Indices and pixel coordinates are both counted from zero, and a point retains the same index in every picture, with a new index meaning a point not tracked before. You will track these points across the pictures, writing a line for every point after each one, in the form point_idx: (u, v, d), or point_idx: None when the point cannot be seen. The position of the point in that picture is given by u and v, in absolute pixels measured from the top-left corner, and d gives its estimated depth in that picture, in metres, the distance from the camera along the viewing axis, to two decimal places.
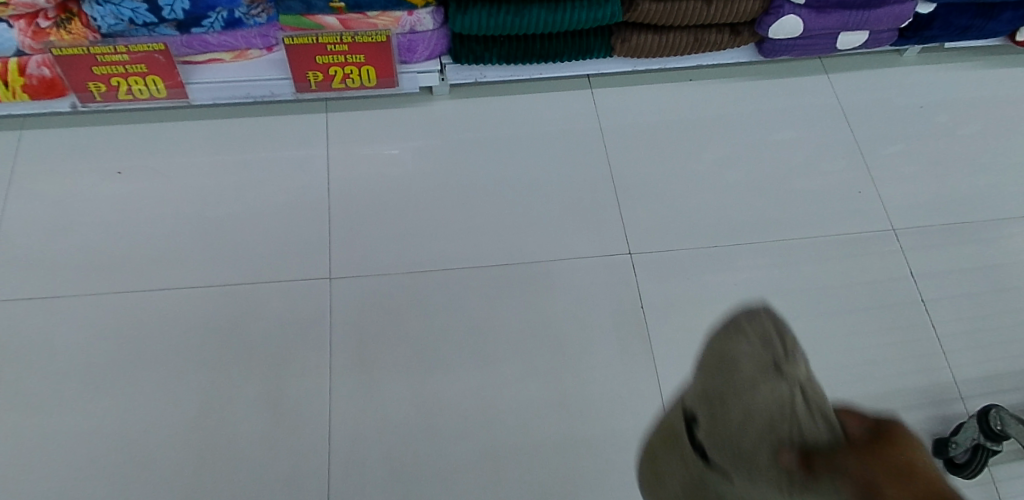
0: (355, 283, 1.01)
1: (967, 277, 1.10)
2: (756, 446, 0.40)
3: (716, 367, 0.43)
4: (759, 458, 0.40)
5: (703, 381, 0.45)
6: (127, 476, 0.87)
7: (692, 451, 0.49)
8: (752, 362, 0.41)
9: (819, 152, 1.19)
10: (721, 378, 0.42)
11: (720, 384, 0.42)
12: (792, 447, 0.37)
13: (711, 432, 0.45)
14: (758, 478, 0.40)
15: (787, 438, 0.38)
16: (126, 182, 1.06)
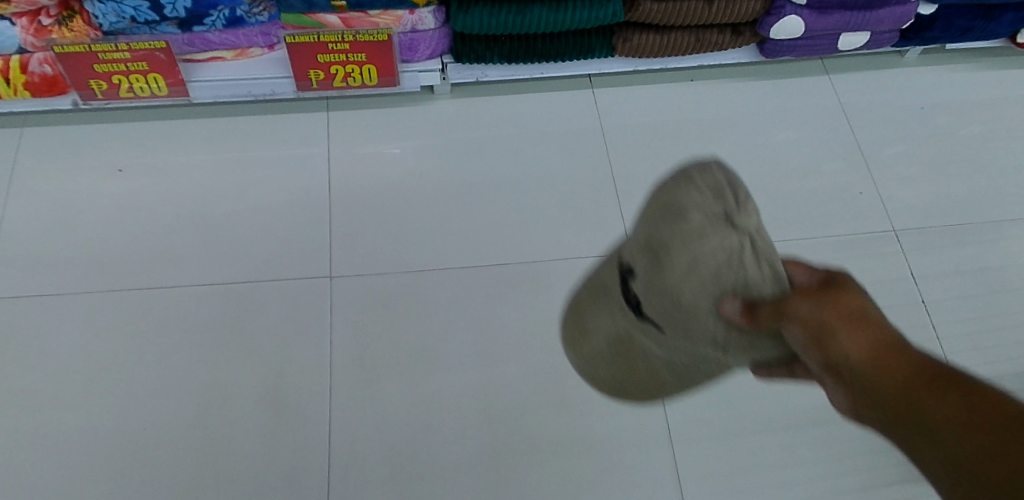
0: (356, 282, 1.01)
1: (968, 279, 1.10)
2: (698, 294, 0.46)
3: (664, 214, 0.46)
4: (702, 303, 0.46)
5: (650, 226, 0.48)
6: (128, 474, 0.87)
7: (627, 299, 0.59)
8: (700, 212, 0.44)
9: (819, 153, 1.19)
10: (666, 231, 0.46)
11: (665, 239, 0.46)
12: (736, 295, 0.45)
13: (651, 277, 0.50)
14: (694, 318, 0.48)
15: (734, 288, 0.45)
16: (128, 180, 1.06)
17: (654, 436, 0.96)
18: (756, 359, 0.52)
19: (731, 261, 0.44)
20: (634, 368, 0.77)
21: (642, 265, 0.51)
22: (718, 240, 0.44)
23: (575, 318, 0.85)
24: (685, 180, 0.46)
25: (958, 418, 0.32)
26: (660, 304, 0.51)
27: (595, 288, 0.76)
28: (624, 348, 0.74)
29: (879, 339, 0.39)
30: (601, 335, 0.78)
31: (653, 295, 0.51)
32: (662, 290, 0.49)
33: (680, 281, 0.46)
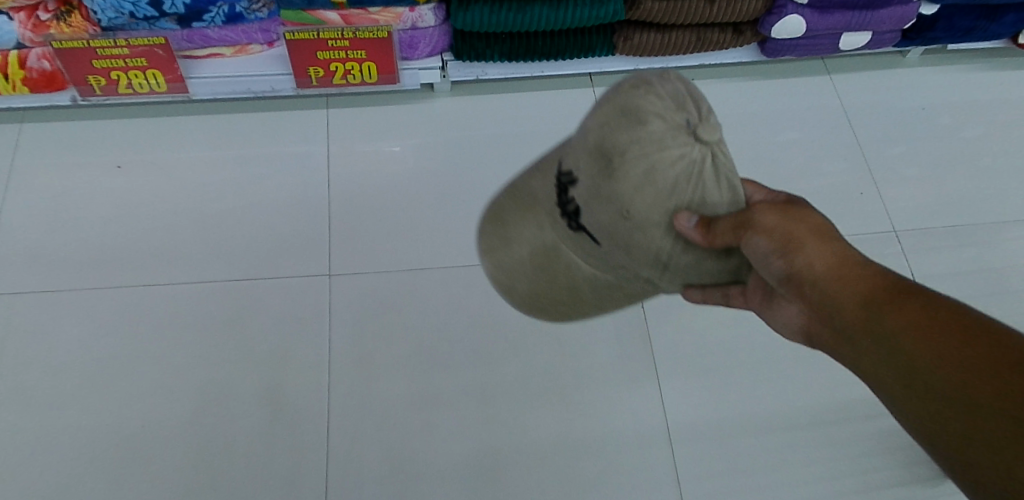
0: (355, 280, 1.01)
1: (969, 281, 1.09)
2: (652, 202, 0.57)
3: (627, 123, 0.57)
4: (656, 208, 0.57)
5: (612, 133, 0.58)
6: (125, 471, 0.87)
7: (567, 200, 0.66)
8: (662, 125, 0.56)
9: (820, 153, 1.19)
10: (627, 138, 0.57)
11: (628, 147, 0.57)
12: (688, 207, 0.56)
13: (603, 184, 0.59)
14: (644, 224, 0.58)
15: (690, 198, 0.56)
16: (126, 176, 1.05)
17: (652, 438, 0.97)
18: (688, 273, 0.62)
19: (691, 171, 0.56)
20: (556, 283, 0.80)
21: (598, 175, 0.60)
22: (680, 150, 0.55)
23: (494, 240, 0.87)
24: (650, 98, 0.58)
25: (917, 312, 0.40)
26: (612, 210, 0.59)
27: (529, 203, 0.78)
28: (552, 267, 0.79)
29: (829, 252, 0.48)
30: (526, 256, 0.81)
31: (606, 199, 0.59)
32: (617, 195, 0.58)
33: (642, 182, 0.56)
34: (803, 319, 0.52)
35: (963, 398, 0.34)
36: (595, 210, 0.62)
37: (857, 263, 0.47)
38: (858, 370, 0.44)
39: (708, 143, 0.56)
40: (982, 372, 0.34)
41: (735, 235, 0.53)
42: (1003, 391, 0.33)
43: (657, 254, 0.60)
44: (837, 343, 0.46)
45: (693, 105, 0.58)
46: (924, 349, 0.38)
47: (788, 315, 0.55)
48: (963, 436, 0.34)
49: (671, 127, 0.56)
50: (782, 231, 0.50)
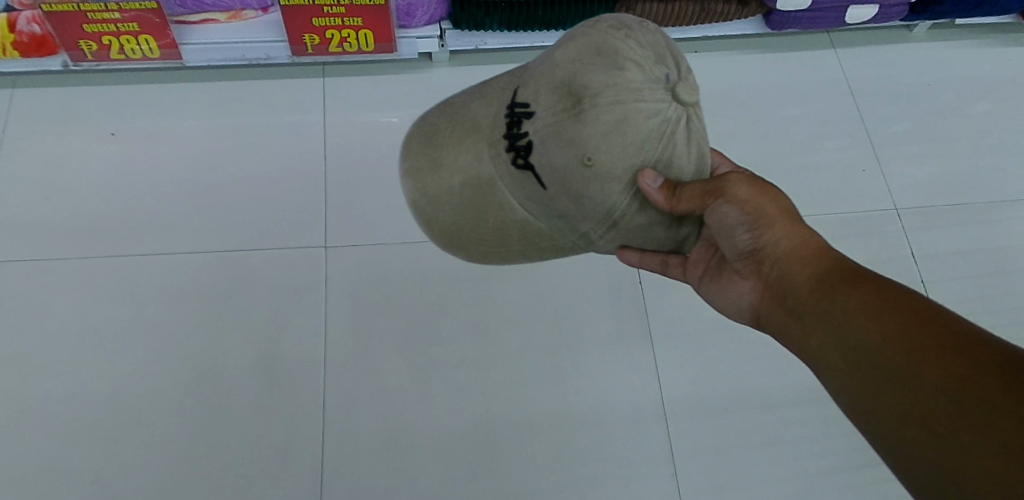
0: (351, 251, 1.00)
1: (969, 259, 1.09)
2: (620, 156, 0.46)
3: (603, 62, 0.47)
4: (620, 166, 0.47)
5: (583, 68, 0.47)
6: (121, 439, 0.88)
7: (510, 138, 0.51)
8: (642, 74, 0.46)
9: (822, 129, 1.17)
10: (604, 79, 0.46)
11: (598, 88, 0.46)
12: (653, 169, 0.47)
13: (562, 127, 0.47)
14: (605, 182, 0.47)
15: (657, 158, 0.47)
16: (120, 144, 1.04)
17: (648, 413, 0.97)
18: (630, 238, 0.54)
19: (664, 129, 0.47)
20: (469, 239, 0.61)
21: (549, 113, 0.48)
22: (655, 103, 0.46)
23: (415, 163, 0.60)
24: (624, 42, 0.48)
25: (874, 297, 0.44)
26: (564, 156, 0.47)
27: (454, 127, 0.58)
28: (475, 209, 0.57)
29: (796, 238, 0.51)
30: (454, 188, 0.57)
31: (556, 143, 0.48)
32: (574, 141, 0.46)
33: (607, 132, 0.45)
34: (755, 297, 0.55)
35: (920, 369, 0.39)
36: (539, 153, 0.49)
37: (822, 250, 0.50)
38: (806, 350, 0.48)
39: (687, 101, 0.47)
40: (942, 350, 0.38)
41: (700, 201, 0.48)
42: (939, 370, 0.38)
43: (606, 217, 0.51)
44: (790, 324, 0.50)
45: (670, 59, 0.49)
46: (873, 331, 0.42)
47: (737, 294, 0.56)
48: (897, 407, 0.39)
49: (648, 75, 0.47)
50: (753, 206, 0.51)
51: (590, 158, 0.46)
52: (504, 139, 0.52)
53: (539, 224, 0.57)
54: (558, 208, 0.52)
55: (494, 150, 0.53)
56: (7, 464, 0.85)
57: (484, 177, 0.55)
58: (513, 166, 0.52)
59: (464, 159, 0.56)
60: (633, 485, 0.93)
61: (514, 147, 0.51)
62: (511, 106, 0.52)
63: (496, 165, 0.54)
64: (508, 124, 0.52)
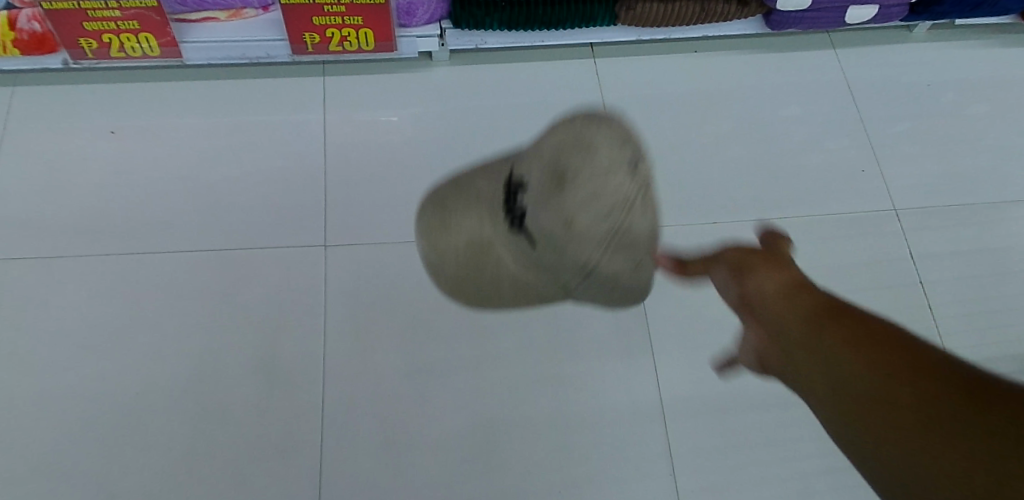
0: (350, 250, 1.00)
1: (968, 260, 1.10)
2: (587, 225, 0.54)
3: (577, 148, 0.55)
4: (589, 233, 0.54)
5: (563, 151, 0.56)
6: (120, 438, 0.88)
7: (509, 209, 0.62)
8: (608, 157, 0.54)
9: (822, 130, 1.17)
10: (578, 162, 0.54)
11: (573, 169, 0.54)
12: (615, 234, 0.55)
13: (545, 200, 0.56)
14: (578, 243, 0.56)
15: (619, 225, 0.54)
16: (120, 143, 1.04)
17: (647, 414, 0.97)
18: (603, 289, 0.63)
19: (625, 203, 0.54)
20: (473, 287, 0.73)
21: (536, 186, 0.59)
22: (617, 182, 0.53)
23: (429, 223, 0.74)
24: (599, 128, 0.57)
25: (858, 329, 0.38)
26: (546, 223, 0.57)
27: (462, 195, 0.71)
28: (478, 261, 0.68)
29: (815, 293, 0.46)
30: (460, 246, 0.69)
31: (540, 212, 0.57)
32: (554, 211, 0.55)
33: (579, 206, 0.53)
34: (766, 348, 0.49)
35: (891, 394, 0.32)
36: (529, 219, 0.59)
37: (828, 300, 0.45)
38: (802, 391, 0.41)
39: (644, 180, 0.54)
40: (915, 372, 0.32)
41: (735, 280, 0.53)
42: (920, 390, 0.31)
43: (579, 271, 0.59)
44: (789, 366, 0.44)
45: (633, 144, 0.56)
46: (852, 361, 0.36)
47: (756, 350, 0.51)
48: (880, 431, 0.32)
49: (613, 157, 0.54)
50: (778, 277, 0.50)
51: (565, 225, 0.55)
52: (504, 207, 0.63)
53: (530, 275, 0.66)
54: (544, 265, 0.61)
55: (493, 216, 0.64)
56: (6, 462, 0.86)
57: (484, 238, 0.66)
58: (510, 228, 0.62)
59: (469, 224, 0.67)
60: (631, 485, 0.93)
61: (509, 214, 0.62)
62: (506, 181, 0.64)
63: (494, 226, 0.64)
64: (506, 195, 0.63)
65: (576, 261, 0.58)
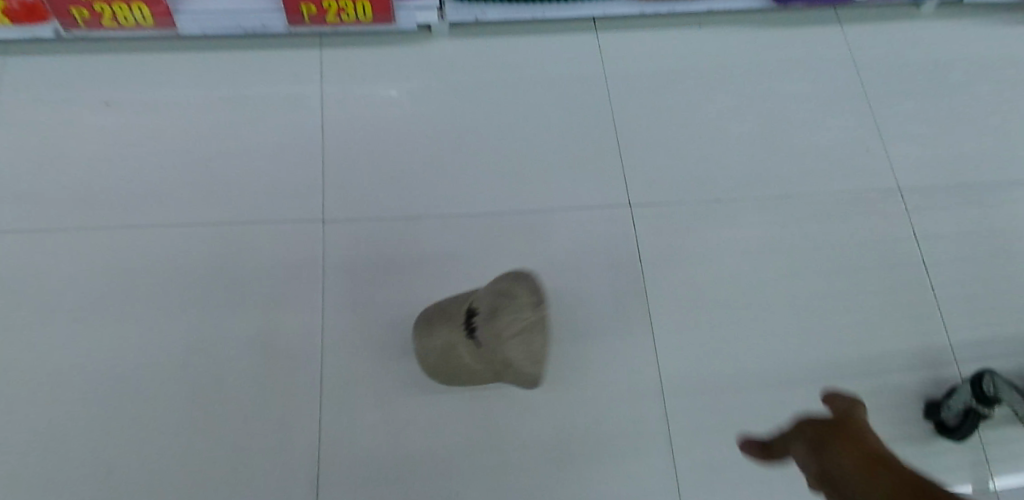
0: (348, 225, 0.99)
1: (969, 241, 1.10)
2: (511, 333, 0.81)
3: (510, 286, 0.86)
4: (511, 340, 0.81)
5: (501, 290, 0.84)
6: (117, 411, 0.88)
7: (462, 325, 0.87)
8: (528, 292, 0.83)
9: (825, 107, 1.18)
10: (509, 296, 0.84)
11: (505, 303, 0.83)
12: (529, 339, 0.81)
13: (488, 321, 0.83)
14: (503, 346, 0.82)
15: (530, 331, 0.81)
16: (116, 115, 1.03)
17: (647, 391, 0.97)
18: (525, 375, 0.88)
19: (535, 323, 0.81)
20: (443, 371, 0.91)
21: (484, 310, 0.85)
22: (531, 311, 0.81)
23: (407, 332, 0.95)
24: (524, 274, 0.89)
25: None
26: (487, 339, 0.83)
27: (433, 309, 0.94)
28: (444, 360, 0.89)
29: None
30: (429, 346, 0.90)
31: (484, 331, 0.83)
32: (491, 331, 0.82)
33: (506, 328, 0.81)
34: None
35: None
36: (478, 332, 0.84)
37: None
38: None
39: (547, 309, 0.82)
40: None
41: None
42: None
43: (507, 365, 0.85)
44: None
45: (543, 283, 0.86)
46: None
47: None
48: None
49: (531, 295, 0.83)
50: None
51: (497, 338, 0.81)
52: (460, 321, 0.88)
53: (476, 368, 0.88)
54: (489, 360, 0.85)
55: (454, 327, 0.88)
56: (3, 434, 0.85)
57: (451, 341, 0.87)
58: (464, 336, 0.86)
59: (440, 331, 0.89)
60: (630, 463, 0.93)
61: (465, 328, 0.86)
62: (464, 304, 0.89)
63: (454, 335, 0.87)
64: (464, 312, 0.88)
65: (506, 361, 0.83)
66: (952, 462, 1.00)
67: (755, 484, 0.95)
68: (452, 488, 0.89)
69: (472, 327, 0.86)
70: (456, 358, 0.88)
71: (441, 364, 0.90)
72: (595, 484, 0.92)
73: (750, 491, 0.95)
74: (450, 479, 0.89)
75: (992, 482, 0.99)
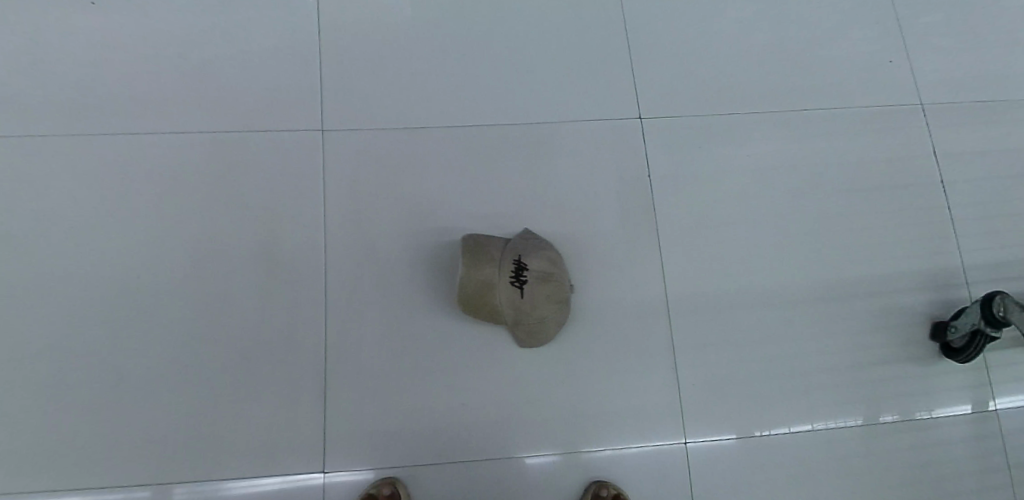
0: (348, 137, 0.98)
1: (988, 161, 1.07)
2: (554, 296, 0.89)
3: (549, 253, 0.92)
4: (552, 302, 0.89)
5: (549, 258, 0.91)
6: (128, 316, 0.91)
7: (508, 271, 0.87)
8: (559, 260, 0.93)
9: (848, 16, 1.12)
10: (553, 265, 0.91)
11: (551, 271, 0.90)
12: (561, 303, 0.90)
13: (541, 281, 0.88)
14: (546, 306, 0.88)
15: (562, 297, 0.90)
16: (101, 16, 0.99)
17: (650, 307, 0.98)
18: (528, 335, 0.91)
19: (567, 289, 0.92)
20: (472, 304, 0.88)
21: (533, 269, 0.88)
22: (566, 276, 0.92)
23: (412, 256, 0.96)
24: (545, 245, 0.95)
25: None
26: (535, 294, 0.87)
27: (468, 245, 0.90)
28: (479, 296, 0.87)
29: None
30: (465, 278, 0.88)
31: (535, 287, 0.87)
32: (541, 291, 0.87)
33: (554, 293, 0.88)
34: None
35: None
36: (529, 287, 0.87)
37: None
38: None
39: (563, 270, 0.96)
40: None
41: None
42: None
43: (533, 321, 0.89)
44: None
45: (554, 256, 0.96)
46: None
47: None
48: None
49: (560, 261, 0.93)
50: None
51: (543, 300, 0.88)
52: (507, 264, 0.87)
53: (500, 316, 0.89)
54: (523, 316, 0.88)
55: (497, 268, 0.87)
56: (21, 335, 0.89)
57: (495, 284, 0.86)
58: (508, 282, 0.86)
59: (485, 269, 0.87)
60: (631, 376, 0.95)
61: (514, 276, 0.86)
62: (510, 251, 0.89)
63: (501, 277, 0.86)
64: (514, 260, 0.88)
65: (540, 318, 0.89)
66: (954, 381, 1.00)
67: (754, 399, 0.96)
68: (456, 399, 0.92)
69: (521, 280, 0.87)
70: (489, 300, 0.87)
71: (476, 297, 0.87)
72: (594, 397, 0.94)
73: (748, 406, 0.96)
74: (453, 390, 0.92)
75: (993, 402, 0.99)
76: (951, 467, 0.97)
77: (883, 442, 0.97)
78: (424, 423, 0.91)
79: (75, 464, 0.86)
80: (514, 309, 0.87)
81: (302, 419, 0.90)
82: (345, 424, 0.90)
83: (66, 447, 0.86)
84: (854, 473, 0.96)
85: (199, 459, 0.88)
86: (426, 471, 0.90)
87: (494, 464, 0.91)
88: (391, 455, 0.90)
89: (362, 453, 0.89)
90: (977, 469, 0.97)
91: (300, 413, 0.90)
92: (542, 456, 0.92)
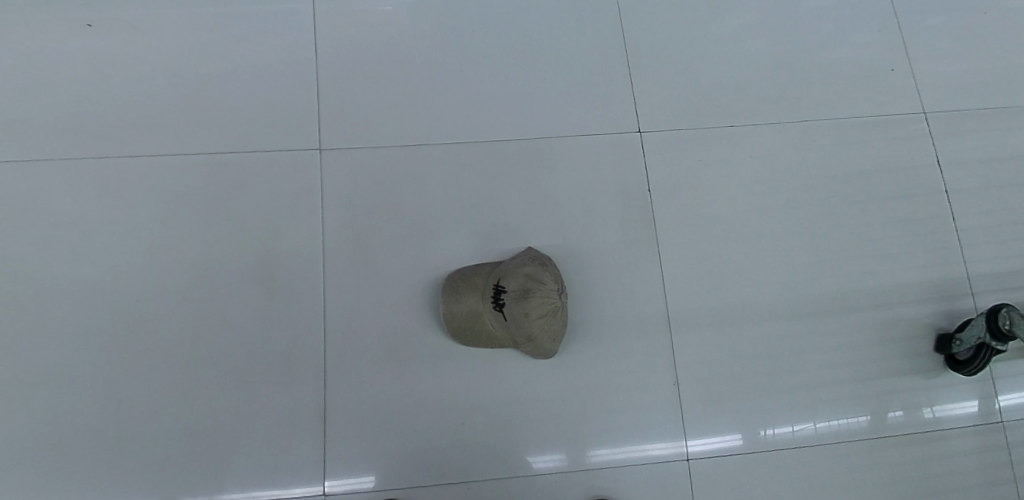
0: (345, 154, 0.98)
1: (992, 169, 1.06)
2: (535, 311, 0.82)
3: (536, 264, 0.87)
4: (536, 317, 0.83)
5: (530, 271, 0.85)
6: (126, 337, 0.90)
7: (490, 297, 0.87)
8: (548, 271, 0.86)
9: (849, 22, 1.11)
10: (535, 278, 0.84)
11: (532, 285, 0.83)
12: (548, 317, 0.84)
13: (517, 298, 0.83)
14: (529, 321, 0.83)
15: (551, 309, 0.83)
16: (96, 35, 0.99)
17: (650, 323, 0.97)
18: (535, 349, 0.88)
19: (557, 300, 0.84)
20: (469, 334, 0.91)
21: (512, 288, 0.84)
22: (554, 285, 0.84)
23: (412, 273, 0.95)
24: (545, 260, 0.90)
25: None
26: (514, 314, 0.83)
27: (459, 277, 0.93)
28: (470, 326, 0.90)
29: None
30: (456, 311, 0.91)
31: (512, 307, 0.83)
32: (518, 309, 0.83)
33: (534, 309, 0.82)
34: None
35: None
36: (506, 308, 0.84)
37: None
38: None
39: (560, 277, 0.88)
40: None
41: None
42: None
43: (526, 338, 0.85)
44: None
45: (551, 266, 0.90)
46: None
47: None
48: None
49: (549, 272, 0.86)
50: None
51: (524, 317, 0.83)
52: (490, 290, 0.88)
53: (497, 339, 0.90)
54: (513, 335, 0.86)
55: (482, 295, 0.89)
56: (21, 358, 0.89)
57: (480, 312, 0.88)
58: (492, 307, 0.87)
59: (471, 299, 0.90)
60: (632, 392, 0.94)
61: (495, 301, 0.86)
62: (494, 276, 0.89)
63: (485, 305, 0.88)
64: (494, 285, 0.87)
65: (529, 335, 0.84)
66: (959, 392, 0.99)
67: (757, 415, 0.96)
68: (455, 418, 0.91)
69: (500, 302, 0.85)
70: (481, 327, 0.89)
71: (468, 327, 0.90)
72: (595, 414, 0.93)
73: (751, 421, 0.95)
74: (453, 407, 0.92)
75: (999, 412, 0.98)
76: (956, 480, 0.96)
77: (887, 455, 0.96)
78: (423, 442, 0.90)
79: (74, 489, 0.86)
80: (504, 331, 0.86)
81: (301, 440, 0.89)
82: (344, 443, 0.90)
83: (64, 471, 0.86)
84: (858, 487, 0.95)
85: (197, 481, 0.87)
86: (426, 489, 0.89)
87: (495, 482, 0.90)
88: (391, 474, 0.89)
89: (361, 475, 0.89)
90: (983, 481, 0.96)
91: (298, 433, 0.89)
92: (542, 474, 0.91)
